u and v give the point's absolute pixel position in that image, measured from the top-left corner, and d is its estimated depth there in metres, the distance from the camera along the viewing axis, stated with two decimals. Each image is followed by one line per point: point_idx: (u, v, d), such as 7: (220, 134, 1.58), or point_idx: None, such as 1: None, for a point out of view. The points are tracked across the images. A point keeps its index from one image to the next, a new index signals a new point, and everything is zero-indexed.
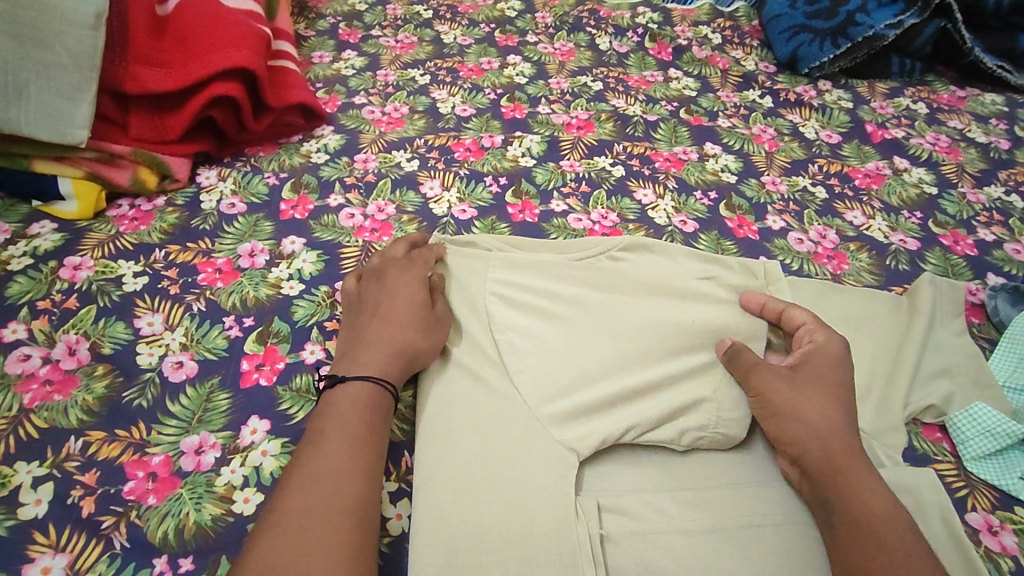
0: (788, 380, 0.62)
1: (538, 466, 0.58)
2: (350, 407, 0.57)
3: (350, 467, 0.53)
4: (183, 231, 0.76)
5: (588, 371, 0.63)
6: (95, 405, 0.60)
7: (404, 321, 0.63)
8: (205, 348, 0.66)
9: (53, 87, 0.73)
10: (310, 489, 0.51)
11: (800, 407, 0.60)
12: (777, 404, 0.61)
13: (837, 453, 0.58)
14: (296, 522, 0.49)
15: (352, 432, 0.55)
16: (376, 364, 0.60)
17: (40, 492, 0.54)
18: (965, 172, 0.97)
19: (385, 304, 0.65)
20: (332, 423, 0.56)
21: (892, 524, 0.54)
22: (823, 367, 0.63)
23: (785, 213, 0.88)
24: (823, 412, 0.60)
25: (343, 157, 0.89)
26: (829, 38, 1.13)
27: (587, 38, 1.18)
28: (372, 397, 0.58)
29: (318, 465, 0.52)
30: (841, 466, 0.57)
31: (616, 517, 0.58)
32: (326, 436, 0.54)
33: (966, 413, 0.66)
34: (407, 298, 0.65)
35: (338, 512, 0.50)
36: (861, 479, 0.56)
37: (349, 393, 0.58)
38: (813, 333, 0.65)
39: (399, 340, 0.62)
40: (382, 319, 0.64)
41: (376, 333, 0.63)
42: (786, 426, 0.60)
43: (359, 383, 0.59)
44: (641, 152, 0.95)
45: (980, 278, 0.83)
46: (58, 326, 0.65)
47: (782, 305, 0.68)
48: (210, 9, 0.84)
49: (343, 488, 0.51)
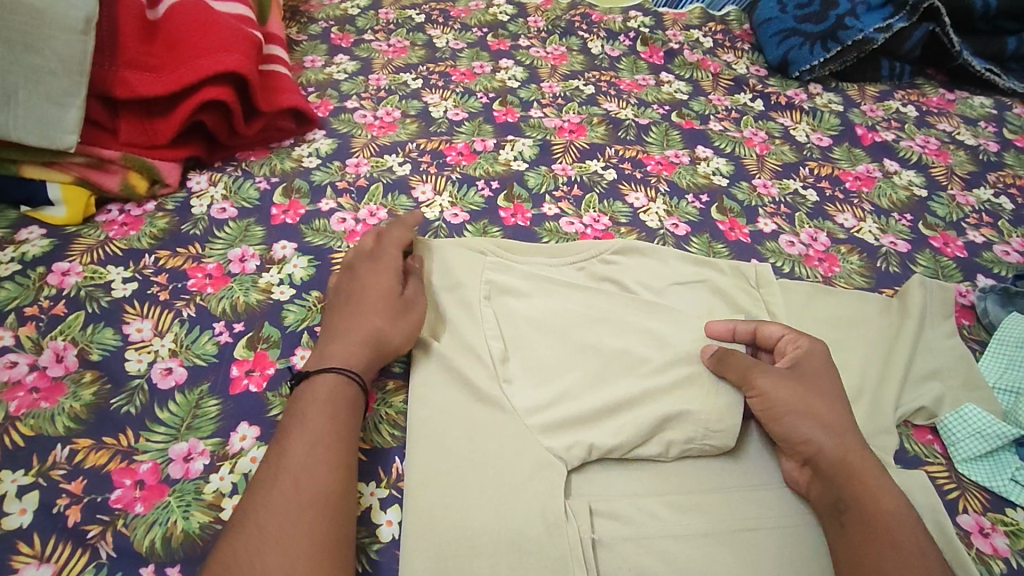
0: (791, 380, 0.61)
1: (527, 473, 0.58)
2: (318, 409, 0.57)
3: (317, 468, 0.53)
4: (173, 236, 0.76)
5: (576, 381, 0.64)
6: (82, 412, 0.60)
7: (372, 311, 0.64)
8: (194, 354, 0.65)
9: (41, 91, 0.73)
10: (274, 494, 0.51)
11: (810, 407, 0.60)
12: (784, 403, 0.60)
13: (845, 451, 0.58)
14: (261, 527, 0.49)
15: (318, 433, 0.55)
16: (345, 356, 0.61)
17: (24, 502, 0.54)
18: (955, 174, 0.98)
19: (354, 296, 0.66)
20: (296, 426, 0.55)
21: (904, 523, 0.54)
22: (818, 373, 0.62)
23: (776, 216, 0.88)
24: (833, 410, 0.60)
25: (335, 161, 0.89)
26: (819, 41, 1.14)
27: (579, 42, 1.18)
28: (340, 391, 0.58)
29: (283, 469, 0.52)
30: (856, 468, 0.57)
31: (608, 522, 0.58)
32: (292, 441, 0.54)
33: (958, 414, 0.66)
34: (376, 288, 0.66)
35: (304, 513, 0.50)
36: (876, 481, 0.56)
37: (314, 390, 0.58)
38: (794, 341, 0.65)
39: (368, 330, 0.63)
40: (351, 311, 0.65)
41: (345, 325, 0.64)
42: (797, 426, 0.59)
43: (323, 376, 0.59)
44: (632, 156, 0.95)
45: (970, 280, 0.83)
46: (45, 332, 0.65)
47: (752, 326, 0.67)
48: (201, 13, 0.84)
49: (309, 489, 0.51)
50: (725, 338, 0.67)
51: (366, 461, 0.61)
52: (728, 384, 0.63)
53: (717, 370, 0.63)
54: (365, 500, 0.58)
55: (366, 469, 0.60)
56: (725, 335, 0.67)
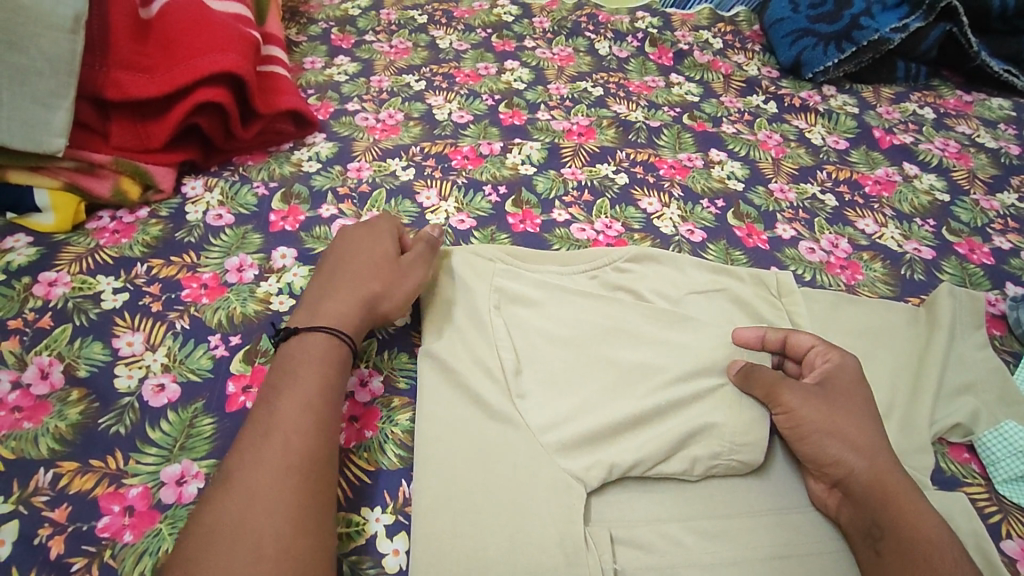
0: (817, 398, 0.58)
1: (541, 495, 0.55)
2: (310, 394, 0.54)
3: (299, 461, 0.50)
4: (166, 244, 0.73)
5: (593, 396, 0.60)
6: (67, 433, 0.56)
7: (369, 275, 0.65)
8: (188, 369, 0.62)
9: (26, 92, 0.70)
10: (250, 479, 0.48)
11: (838, 425, 0.57)
12: (809, 421, 0.57)
13: (874, 470, 0.54)
14: (230, 513, 0.47)
15: (308, 420, 0.52)
16: (338, 316, 0.61)
17: (3, 532, 0.50)
18: (977, 178, 0.95)
19: (352, 260, 0.66)
20: (288, 406, 0.53)
21: (946, 552, 0.50)
22: (847, 389, 0.59)
23: (795, 222, 0.85)
24: (862, 429, 0.57)
25: (336, 165, 0.85)
26: (833, 42, 1.11)
27: (586, 43, 1.15)
28: (333, 366, 0.57)
29: (263, 448, 0.50)
30: (891, 491, 0.53)
31: (631, 550, 0.54)
32: (278, 423, 0.52)
33: (998, 431, 0.63)
34: (370, 254, 0.67)
35: (277, 506, 0.47)
36: (914, 505, 0.52)
37: (304, 351, 0.58)
38: (824, 353, 0.61)
39: (363, 292, 0.63)
40: (348, 273, 0.65)
41: (341, 284, 0.64)
42: (825, 445, 0.56)
43: (314, 335, 0.59)
44: (644, 159, 0.92)
45: (999, 288, 0.80)
46: (30, 347, 0.61)
47: (782, 333, 0.64)
48: (195, 11, 0.81)
49: (286, 479, 0.49)
50: (752, 346, 0.64)
51: (371, 485, 0.57)
52: (753, 401, 0.60)
53: (741, 386, 0.60)
54: (370, 527, 0.54)
55: (370, 494, 0.56)
56: (753, 343, 0.64)
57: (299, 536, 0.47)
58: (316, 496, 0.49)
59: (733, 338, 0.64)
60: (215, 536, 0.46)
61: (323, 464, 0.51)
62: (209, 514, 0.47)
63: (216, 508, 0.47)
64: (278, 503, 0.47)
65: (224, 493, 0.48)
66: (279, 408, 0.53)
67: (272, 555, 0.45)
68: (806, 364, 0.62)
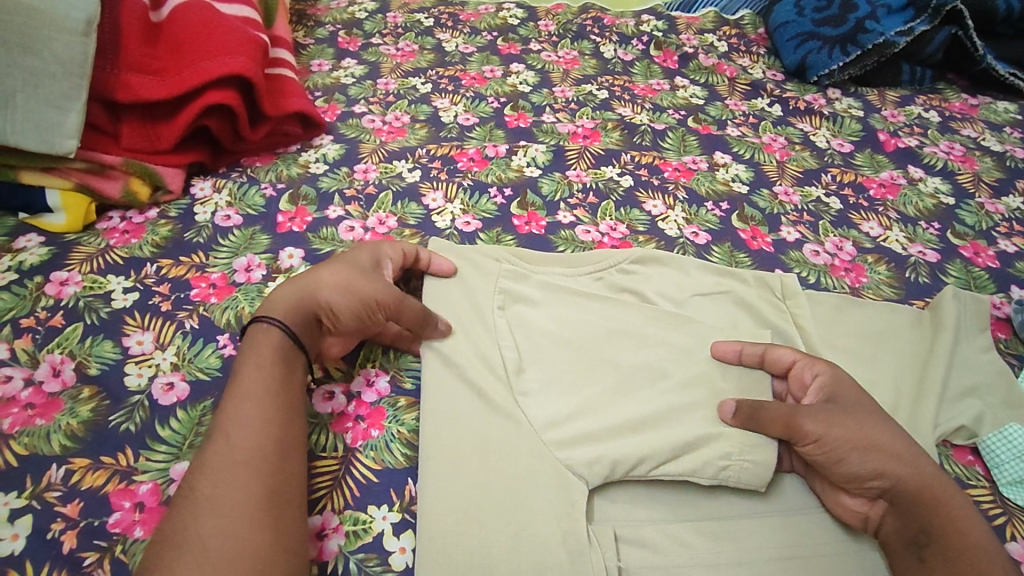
0: (842, 417, 0.56)
1: (521, 493, 0.55)
2: (254, 389, 0.53)
3: (247, 457, 0.49)
4: (176, 245, 0.73)
5: (597, 395, 0.61)
6: (78, 430, 0.57)
7: (326, 270, 0.62)
8: (197, 368, 0.63)
9: (39, 94, 0.70)
10: (199, 485, 0.48)
11: (874, 438, 0.55)
12: (842, 442, 0.54)
13: (916, 478, 0.53)
14: (182, 520, 0.46)
15: (253, 416, 0.51)
16: (277, 304, 0.59)
17: (16, 527, 0.51)
18: (982, 181, 0.95)
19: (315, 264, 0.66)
20: (232, 406, 0.52)
21: (993, 556, 0.50)
22: (853, 399, 0.58)
23: (800, 224, 0.85)
24: (896, 437, 0.55)
25: (343, 167, 0.86)
26: (838, 45, 1.11)
27: (591, 46, 1.15)
28: (268, 352, 0.56)
29: (212, 449, 0.50)
30: (936, 497, 0.53)
31: (636, 550, 0.54)
32: (228, 421, 0.51)
33: (1001, 434, 0.63)
34: (346, 258, 0.65)
35: (229, 506, 0.47)
36: (960, 509, 0.52)
37: (245, 338, 0.58)
38: (811, 367, 0.61)
39: (305, 282, 0.61)
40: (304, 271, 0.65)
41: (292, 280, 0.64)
42: (866, 461, 0.54)
43: (257, 324, 0.58)
44: (649, 161, 0.93)
45: (1003, 291, 0.80)
46: (42, 345, 0.62)
47: (761, 348, 0.64)
48: (203, 14, 0.82)
49: (235, 478, 0.48)
50: (732, 360, 0.64)
51: (378, 483, 0.57)
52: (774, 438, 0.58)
53: (754, 428, 0.59)
54: (375, 526, 0.55)
55: (377, 492, 0.57)
56: (732, 357, 0.64)
57: (255, 534, 0.46)
58: (270, 490, 0.48)
59: (711, 351, 0.65)
60: (167, 547, 0.45)
61: (274, 458, 0.50)
62: (168, 520, 0.47)
63: (170, 521, 0.47)
64: (230, 504, 0.47)
65: (181, 499, 0.48)
66: (229, 407, 0.52)
67: (223, 561, 0.44)
68: (795, 379, 0.62)
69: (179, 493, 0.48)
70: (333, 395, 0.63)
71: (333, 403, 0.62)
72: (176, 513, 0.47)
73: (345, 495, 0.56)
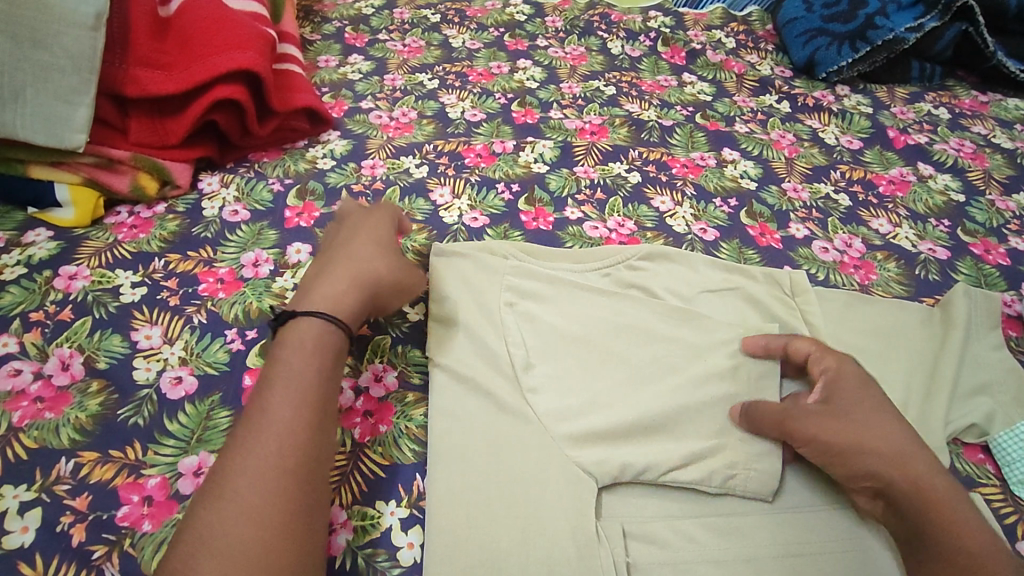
0: (834, 417, 0.56)
1: (533, 490, 0.55)
2: (296, 384, 0.51)
3: (286, 458, 0.48)
4: (184, 240, 0.73)
5: (606, 393, 0.61)
6: (87, 424, 0.57)
7: (371, 260, 0.62)
8: (205, 362, 0.63)
9: (48, 88, 0.70)
10: (233, 480, 0.46)
11: (868, 441, 0.54)
12: (835, 444, 0.55)
13: (910, 474, 0.52)
14: (213, 517, 0.45)
15: (295, 414, 0.50)
16: (337, 300, 0.57)
17: (26, 519, 0.51)
18: (992, 178, 0.94)
19: (343, 247, 0.64)
20: (273, 398, 0.51)
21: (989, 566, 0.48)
22: (855, 396, 0.57)
23: (808, 221, 0.85)
24: (896, 441, 0.54)
25: (350, 163, 0.86)
26: (848, 41, 1.10)
27: (598, 42, 1.15)
28: (314, 343, 0.54)
29: (250, 444, 0.48)
30: (938, 504, 0.51)
31: (645, 547, 0.54)
32: (268, 416, 0.49)
33: (1011, 433, 0.63)
34: (377, 242, 0.64)
35: (259, 511, 0.45)
36: (960, 517, 0.51)
37: (297, 331, 0.55)
38: (820, 361, 0.60)
39: (357, 275, 0.60)
40: (337, 257, 0.62)
41: (330, 268, 0.61)
42: (860, 463, 0.54)
43: (313, 320, 0.56)
44: (657, 158, 0.92)
45: (1015, 289, 0.80)
46: (51, 339, 0.62)
47: (782, 339, 0.63)
48: (212, 9, 0.81)
49: (272, 479, 0.47)
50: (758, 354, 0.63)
51: (385, 479, 0.57)
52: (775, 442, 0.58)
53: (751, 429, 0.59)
54: (384, 521, 0.55)
55: (384, 488, 0.57)
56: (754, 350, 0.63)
57: (286, 543, 0.45)
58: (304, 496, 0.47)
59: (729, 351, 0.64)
60: (199, 543, 0.44)
61: (311, 461, 0.49)
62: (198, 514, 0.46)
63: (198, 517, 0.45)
64: (259, 507, 0.45)
65: (213, 493, 0.46)
66: (269, 401, 0.50)
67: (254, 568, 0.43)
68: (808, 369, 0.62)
69: (211, 487, 0.47)
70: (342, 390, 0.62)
71: (341, 397, 0.62)
72: (208, 508, 0.46)
73: (353, 490, 0.56)
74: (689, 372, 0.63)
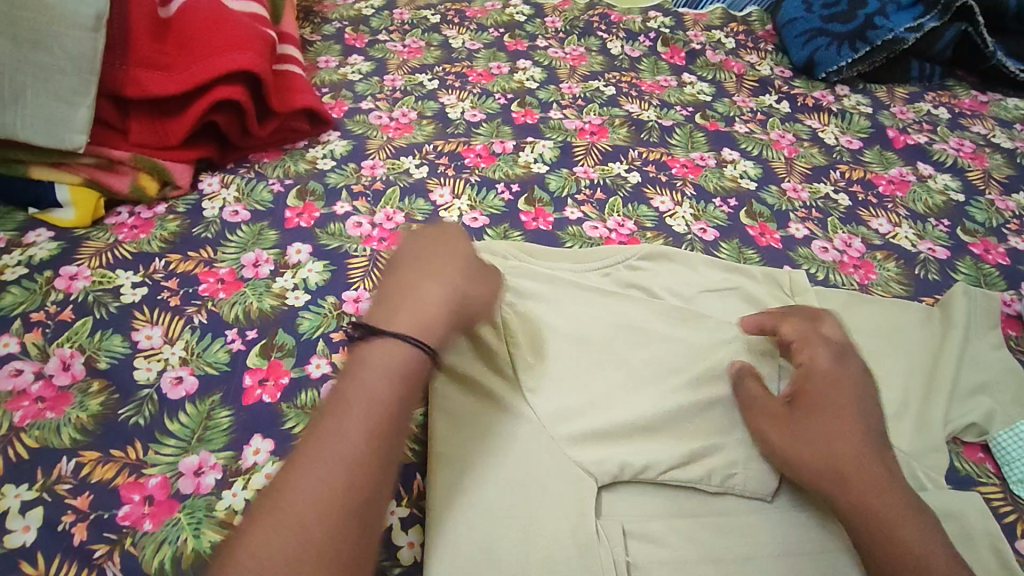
0: (791, 420, 0.57)
1: (535, 490, 0.55)
2: (373, 407, 0.47)
3: (353, 492, 0.44)
4: (184, 240, 0.74)
5: (606, 393, 0.61)
6: (88, 423, 0.57)
7: (461, 282, 0.57)
8: (206, 362, 0.63)
9: (49, 89, 0.71)
10: (295, 503, 0.43)
11: (815, 447, 0.55)
12: (786, 448, 0.56)
13: (861, 483, 0.53)
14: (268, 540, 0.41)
15: (369, 440, 0.46)
16: (431, 327, 0.52)
17: (28, 519, 0.51)
18: (992, 178, 0.94)
19: (430, 259, 0.58)
20: (348, 419, 0.46)
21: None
22: (823, 395, 0.57)
23: (808, 221, 0.85)
24: (849, 447, 0.54)
25: (350, 163, 0.86)
26: (847, 41, 1.11)
27: (598, 42, 1.15)
28: (398, 367, 0.50)
29: (317, 466, 0.44)
30: (882, 513, 0.51)
31: (644, 545, 0.54)
32: (341, 439, 0.45)
33: (1011, 432, 0.63)
34: (464, 260, 0.60)
35: (313, 547, 0.41)
36: (907, 529, 0.50)
37: (390, 356, 0.50)
38: (801, 351, 0.61)
39: (452, 300, 0.55)
40: (425, 273, 0.57)
41: (421, 286, 0.55)
42: (807, 468, 0.55)
43: (405, 345, 0.50)
44: (657, 158, 0.92)
45: (1014, 288, 0.80)
46: (52, 339, 0.62)
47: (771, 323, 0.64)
48: (212, 10, 0.82)
49: (334, 512, 0.43)
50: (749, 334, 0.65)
51: None
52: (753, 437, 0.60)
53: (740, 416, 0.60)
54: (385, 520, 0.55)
55: None
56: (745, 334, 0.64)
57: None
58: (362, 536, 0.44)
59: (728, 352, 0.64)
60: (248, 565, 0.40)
61: (375, 498, 0.45)
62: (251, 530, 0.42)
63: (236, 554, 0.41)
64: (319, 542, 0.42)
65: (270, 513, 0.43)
66: (343, 420, 0.46)
67: None
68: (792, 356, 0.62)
69: (269, 506, 0.43)
70: None
71: None
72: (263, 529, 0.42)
73: None
74: (689, 371, 0.63)
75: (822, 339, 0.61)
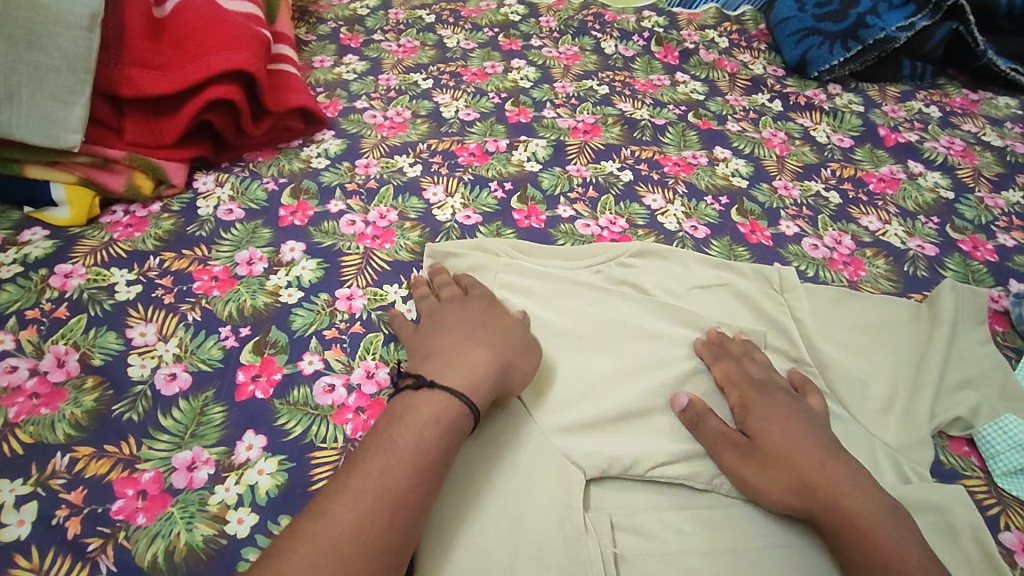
0: (750, 453, 0.57)
1: (525, 483, 0.55)
2: (424, 451, 0.51)
3: (392, 527, 0.47)
4: (179, 238, 0.74)
5: (596, 388, 0.62)
6: (82, 419, 0.57)
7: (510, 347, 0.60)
8: (199, 359, 0.63)
9: (44, 88, 0.71)
10: (342, 521, 0.46)
11: (780, 474, 0.56)
12: (752, 477, 0.56)
13: (828, 490, 0.54)
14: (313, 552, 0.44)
15: (413, 480, 0.50)
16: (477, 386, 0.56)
17: (22, 513, 0.52)
18: (982, 176, 0.95)
19: (477, 324, 0.62)
20: (400, 458, 0.50)
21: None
22: (774, 428, 0.58)
23: (799, 219, 0.86)
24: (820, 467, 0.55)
25: (344, 162, 0.87)
26: (839, 41, 1.11)
27: (592, 42, 1.16)
28: (448, 421, 0.54)
29: (365, 494, 0.48)
30: (858, 521, 0.52)
31: (631, 537, 0.55)
32: (391, 474, 0.49)
33: (997, 426, 0.64)
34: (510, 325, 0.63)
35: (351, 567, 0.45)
36: (883, 533, 0.51)
37: (437, 411, 0.54)
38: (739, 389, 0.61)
39: (500, 363, 0.59)
40: (474, 338, 0.61)
41: (468, 349, 0.59)
42: (778, 491, 0.55)
43: (451, 399, 0.55)
44: (649, 156, 0.93)
45: (1002, 285, 0.80)
46: (46, 336, 0.63)
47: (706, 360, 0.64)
48: (207, 10, 0.82)
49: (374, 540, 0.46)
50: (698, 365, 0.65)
51: None
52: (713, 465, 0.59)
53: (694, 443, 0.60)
54: None
55: None
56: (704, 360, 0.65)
57: None
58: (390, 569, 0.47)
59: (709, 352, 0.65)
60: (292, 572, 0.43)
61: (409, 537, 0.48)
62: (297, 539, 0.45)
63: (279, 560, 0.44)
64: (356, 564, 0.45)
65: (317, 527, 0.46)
66: (396, 458, 0.50)
67: None
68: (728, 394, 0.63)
69: (319, 522, 0.46)
70: (334, 388, 0.63)
71: (334, 395, 0.62)
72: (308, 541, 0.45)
73: None
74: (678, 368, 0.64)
75: (747, 379, 0.62)
